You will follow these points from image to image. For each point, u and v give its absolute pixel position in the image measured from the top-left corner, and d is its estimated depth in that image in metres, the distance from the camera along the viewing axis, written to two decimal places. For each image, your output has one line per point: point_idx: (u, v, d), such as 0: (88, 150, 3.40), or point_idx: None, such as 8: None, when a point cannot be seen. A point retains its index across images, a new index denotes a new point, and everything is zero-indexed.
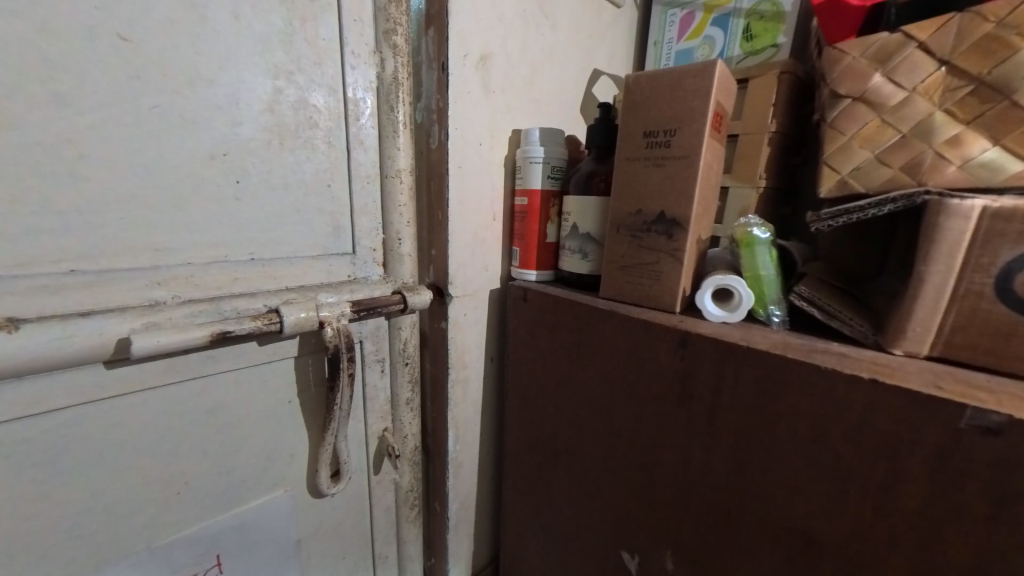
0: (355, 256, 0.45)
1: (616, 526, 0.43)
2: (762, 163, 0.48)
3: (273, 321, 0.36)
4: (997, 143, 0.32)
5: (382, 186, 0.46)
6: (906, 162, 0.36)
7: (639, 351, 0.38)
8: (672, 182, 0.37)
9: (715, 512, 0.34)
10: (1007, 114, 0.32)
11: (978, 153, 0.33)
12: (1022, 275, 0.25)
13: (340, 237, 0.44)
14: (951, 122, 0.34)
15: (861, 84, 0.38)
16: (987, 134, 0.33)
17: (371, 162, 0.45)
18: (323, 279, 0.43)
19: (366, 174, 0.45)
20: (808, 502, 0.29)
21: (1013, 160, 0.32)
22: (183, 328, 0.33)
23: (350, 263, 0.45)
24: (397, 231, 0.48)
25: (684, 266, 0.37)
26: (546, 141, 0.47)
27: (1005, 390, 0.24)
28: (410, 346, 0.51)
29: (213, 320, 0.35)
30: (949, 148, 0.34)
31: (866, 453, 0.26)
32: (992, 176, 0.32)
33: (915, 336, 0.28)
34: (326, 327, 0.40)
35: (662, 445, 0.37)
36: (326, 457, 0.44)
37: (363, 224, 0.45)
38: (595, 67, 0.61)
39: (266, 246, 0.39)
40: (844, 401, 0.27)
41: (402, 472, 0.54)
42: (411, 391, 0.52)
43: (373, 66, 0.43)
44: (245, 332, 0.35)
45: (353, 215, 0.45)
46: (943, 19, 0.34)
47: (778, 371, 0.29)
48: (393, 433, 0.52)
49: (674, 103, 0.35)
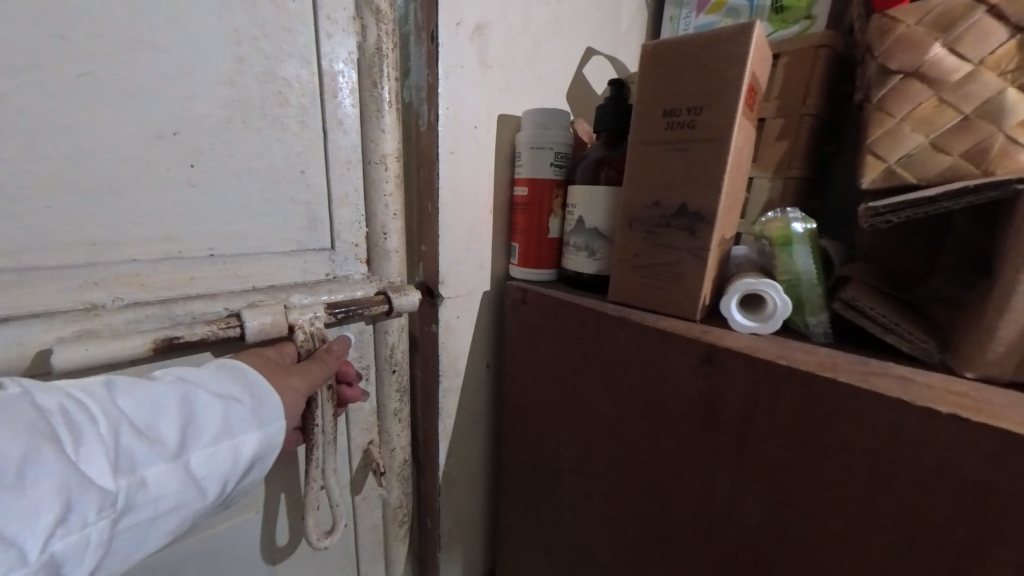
0: (334, 252, 0.41)
1: (626, 557, 0.39)
2: (793, 152, 0.43)
3: (232, 326, 0.32)
4: None
5: (365, 174, 0.41)
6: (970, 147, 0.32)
7: (655, 366, 0.33)
8: (695, 169, 0.31)
9: (743, 554, 0.30)
10: None
11: None
12: None
13: (317, 232, 0.39)
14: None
15: (918, 56, 0.33)
16: None
17: (351, 146, 0.40)
18: (296, 278, 0.38)
19: (346, 160, 0.39)
20: (860, 555, 0.24)
21: None
22: (120, 337, 0.28)
23: (329, 260, 0.40)
24: (382, 227, 0.43)
25: (709, 267, 0.32)
26: (549, 123, 0.42)
27: None
28: (398, 352, 0.46)
29: (163, 327, 0.30)
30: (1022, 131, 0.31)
31: (940, 501, 0.21)
32: None
33: (997, 359, 0.23)
34: (297, 331, 0.35)
35: (680, 474, 0.33)
36: (312, 500, 0.38)
37: (344, 216, 0.40)
38: (587, 44, 0.52)
39: (228, 241, 0.34)
40: (913, 438, 0.22)
41: (389, 488, 0.50)
42: (401, 401, 0.48)
43: (353, 35, 0.38)
44: (196, 340, 0.30)
45: (332, 206, 0.40)
46: None
47: (826, 398, 0.24)
48: (380, 446, 0.48)
49: (701, 76, 0.30)
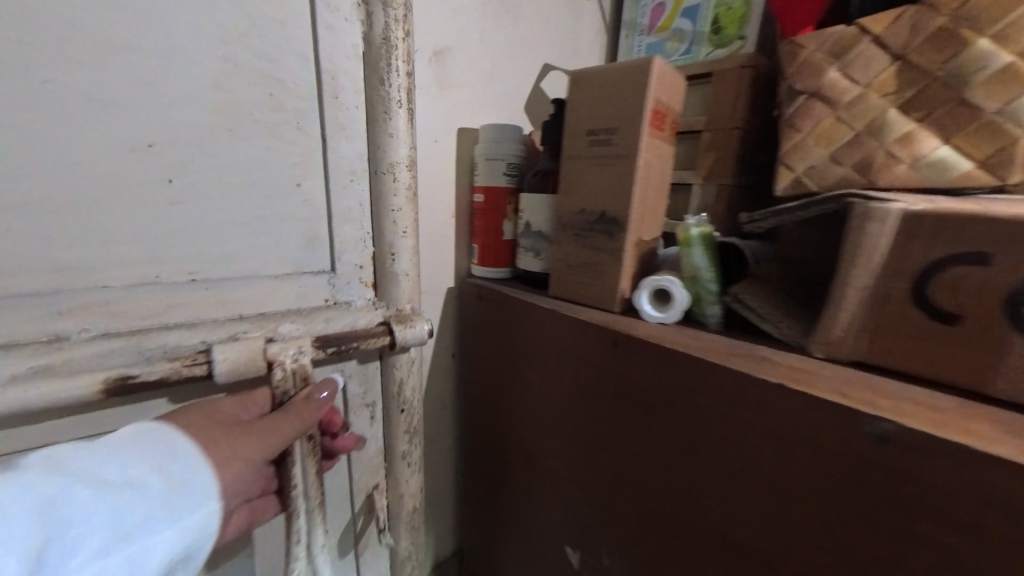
0: (334, 274, 0.42)
1: (564, 525, 0.43)
2: (725, 161, 0.48)
3: (200, 363, 0.33)
4: (947, 142, 0.34)
5: (371, 184, 0.42)
6: (859, 160, 0.37)
7: (578, 350, 0.38)
8: (613, 182, 0.36)
9: (649, 512, 0.34)
10: (957, 112, 0.33)
11: (930, 151, 0.34)
12: (939, 284, 0.24)
13: (315, 249, 0.40)
14: (904, 118, 0.35)
15: (817, 79, 0.39)
16: (938, 132, 0.34)
17: (354, 154, 0.41)
18: (291, 303, 0.40)
19: (349, 170, 0.41)
20: (730, 505, 0.29)
21: (963, 157, 0.33)
22: (73, 377, 0.29)
23: (328, 283, 0.42)
24: (390, 246, 0.44)
25: (623, 266, 0.37)
26: (501, 138, 0.47)
27: (912, 400, 0.24)
28: (407, 390, 0.47)
29: (125, 364, 0.32)
30: (900, 146, 0.35)
31: (778, 455, 0.26)
32: (941, 174, 0.34)
33: (836, 340, 0.28)
34: (276, 367, 0.35)
35: (600, 445, 0.37)
36: None
37: (344, 231, 0.42)
38: (544, 61, 0.57)
39: (209, 267, 0.36)
40: (756, 404, 0.26)
41: (397, 534, 0.49)
42: (414, 446, 0.48)
43: (359, 26, 0.39)
44: (159, 376, 0.32)
45: (331, 220, 0.41)
46: (897, 14, 0.35)
47: (699, 373, 0.29)
48: (387, 490, 0.49)
49: (616, 101, 0.35)
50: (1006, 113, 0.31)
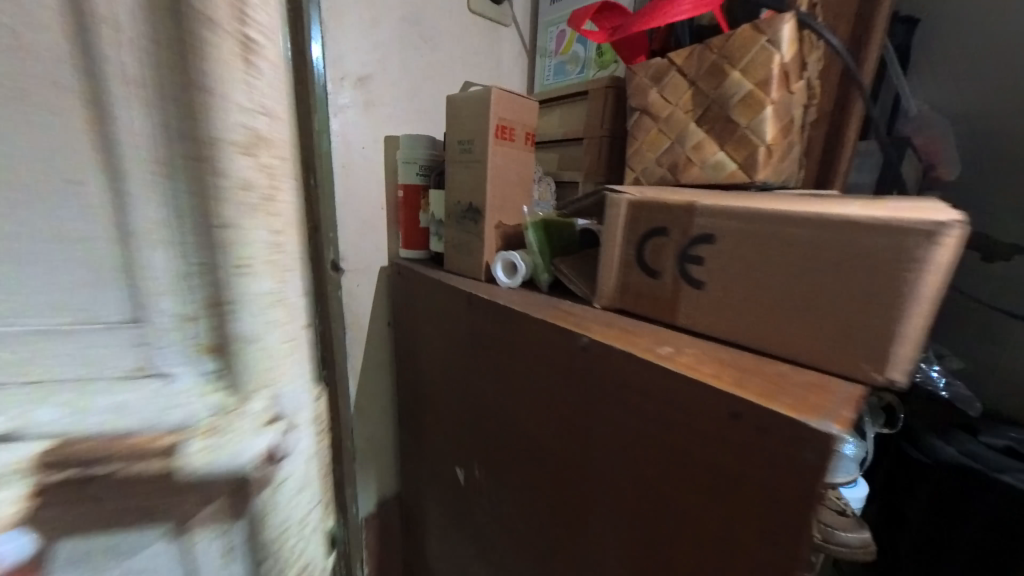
0: (138, 338, 0.26)
1: (455, 450, 0.56)
2: (597, 164, 0.59)
3: None
4: (722, 148, 0.44)
5: (172, 178, 0.25)
6: (671, 163, 0.48)
7: (451, 311, 0.50)
8: (474, 180, 0.47)
9: (494, 428, 0.46)
10: (725, 126, 0.43)
11: (712, 156, 0.44)
12: (649, 250, 0.35)
13: (95, 299, 0.25)
14: (697, 131, 0.45)
15: (644, 100, 0.50)
16: (716, 142, 0.44)
17: (141, 127, 0.24)
18: (70, 382, 0.25)
19: (131, 155, 0.24)
20: (530, 412, 0.41)
21: (731, 160, 0.43)
22: None
23: (129, 353, 0.26)
24: (227, 294, 0.27)
25: (485, 244, 0.48)
26: (413, 145, 0.58)
27: (624, 328, 0.35)
28: (296, 519, 0.32)
29: None
30: (694, 152, 0.46)
31: (546, 371, 0.38)
32: (718, 173, 0.44)
33: (604, 294, 0.39)
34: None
35: (467, 383, 0.50)
36: None
37: (136, 266, 0.25)
38: (465, 80, 0.68)
39: (11, 319, 0.24)
40: (534, 336, 0.38)
41: None
42: None
43: None
44: None
45: (116, 247, 0.25)
46: (688, 50, 0.45)
47: (508, 319, 0.41)
48: None
49: (472, 119, 0.46)
50: (751, 128, 0.41)
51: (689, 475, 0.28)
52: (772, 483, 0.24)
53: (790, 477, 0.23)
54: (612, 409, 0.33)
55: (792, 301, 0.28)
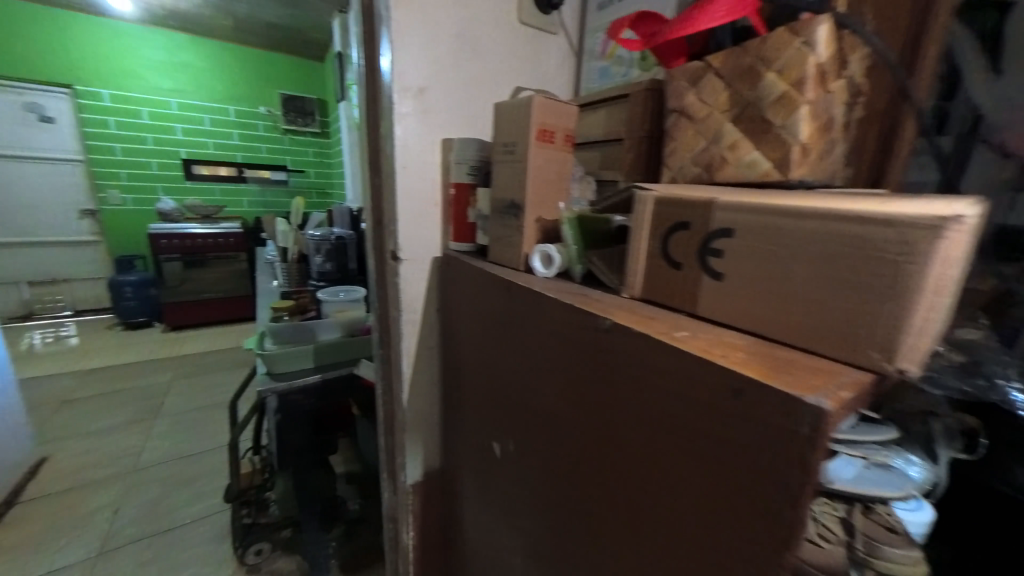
0: None
1: (489, 426, 0.62)
2: (637, 163, 0.61)
3: None
4: (757, 149, 0.45)
5: None
6: (706, 163, 0.50)
7: (490, 297, 0.56)
8: (517, 178, 0.52)
9: (525, 404, 0.52)
10: (760, 125, 0.44)
11: (747, 155, 0.46)
12: (671, 243, 0.40)
13: None
14: (734, 130, 0.47)
15: (682, 102, 0.52)
16: (751, 141, 0.45)
17: None
18: None
19: None
20: (556, 389, 0.47)
21: (765, 160, 0.44)
22: None
23: None
24: None
25: (524, 237, 0.53)
26: (464, 149, 0.65)
27: (644, 313, 0.39)
28: None
29: None
30: (730, 152, 0.47)
31: (571, 352, 0.43)
32: (752, 172, 0.45)
33: (631, 283, 0.44)
34: None
35: (504, 363, 0.56)
36: None
37: None
38: (515, 86, 0.74)
39: None
40: (562, 319, 0.43)
41: None
42: None
43: None
44: None
45: None
46: (726, 52, 0.47)
47: (540, 303, 0.46)
48: None
49: (516, 124, 0.51)
50: (785, 128, 0.42)
51: (694, 443, 0.32)
52: (763, 449, 0.27)
53: (778, 443, 0.26)
54: (629, 383, 0.37)
55: (801, 292, 0.31)
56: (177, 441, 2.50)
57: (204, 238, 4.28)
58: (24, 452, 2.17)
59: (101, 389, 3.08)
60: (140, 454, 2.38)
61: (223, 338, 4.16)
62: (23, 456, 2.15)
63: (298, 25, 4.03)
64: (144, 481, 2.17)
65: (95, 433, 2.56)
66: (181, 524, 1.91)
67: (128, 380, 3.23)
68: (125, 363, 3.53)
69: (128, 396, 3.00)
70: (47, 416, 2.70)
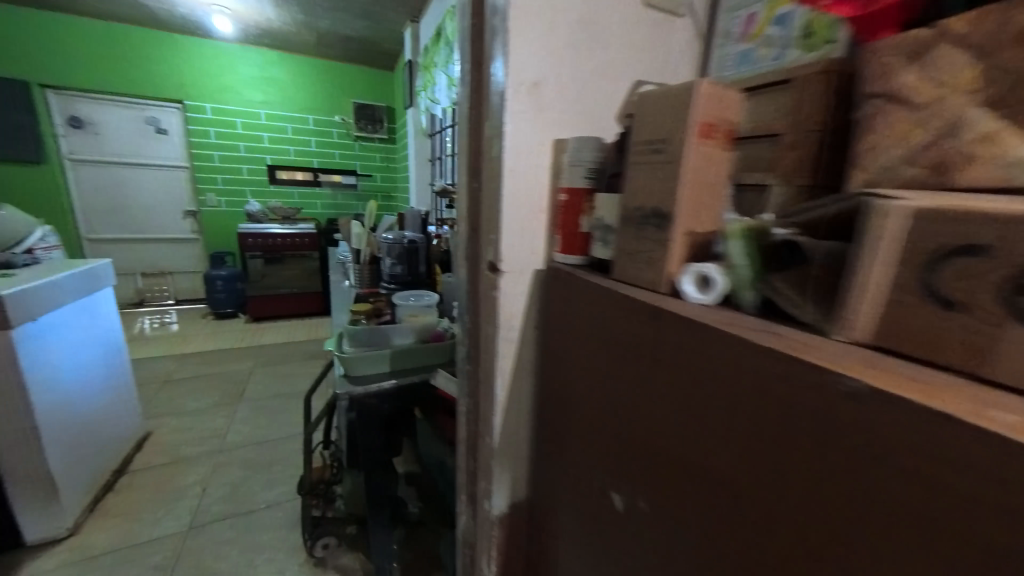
0: None
1: (611, 473, 0.57)
2: (801, 162, 0.51)
3: None
4: None
5: None
6: (934, 161, 0.40)
7: (629, 326, 0.50)
8: (665, 182, 0.44)
9: (675, 459, 0.47)
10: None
11: (1015, 150, 0.35)
12: (941, 278, 0.32)
13: None
14: (988, 116, 0.37)
15: (892, 83, 0.43)
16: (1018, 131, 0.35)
17: None
18: None
19: None
20: (734, 451, 0.40)
21: None
22: None
23: None
24: None
25: (671, 254, 0.45)
26: (581, 147, 0.57)
27: (890, 370, 0.33)
28: None
29: None
30: (980, 146, 0.37)
31: (771, 411, 0.37)
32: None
33: (852, 326, 0.38)
34: None
35: (644, 406, 0.50)
36: None
37: None
38: (634, 77, 0.65)
39: None
40: (761, 370, 0.37)
41: None
42: None
43: None
44: None
45: None
46: (977, 13, 0.38)
47: (722, 344, 0.40)
48: None
49: (668, 117, 0.43)
50: None
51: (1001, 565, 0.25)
52: None
53: None
54: (862, 462, 0.31)
55: None
56: (257, 427, 2.69)
57: (283, 237, 4.63)
58: (134, 426, 2.43)
59: (196, 373, 3.42)
60: (226, 436, 2.59)
61: (296, 330, 4.47)
62: (134, 430, 2.41)
63: (373, 37, 4.24)
64: (229, 462, 2.35)
65: (189, 413, 2.82)
66: (260, 507, 2.03)
67: (217, 365, 3.55)
68: (215, 349, 3.89)
69: (217, 380, 3.29)
70: (153, 394, 3.02)
